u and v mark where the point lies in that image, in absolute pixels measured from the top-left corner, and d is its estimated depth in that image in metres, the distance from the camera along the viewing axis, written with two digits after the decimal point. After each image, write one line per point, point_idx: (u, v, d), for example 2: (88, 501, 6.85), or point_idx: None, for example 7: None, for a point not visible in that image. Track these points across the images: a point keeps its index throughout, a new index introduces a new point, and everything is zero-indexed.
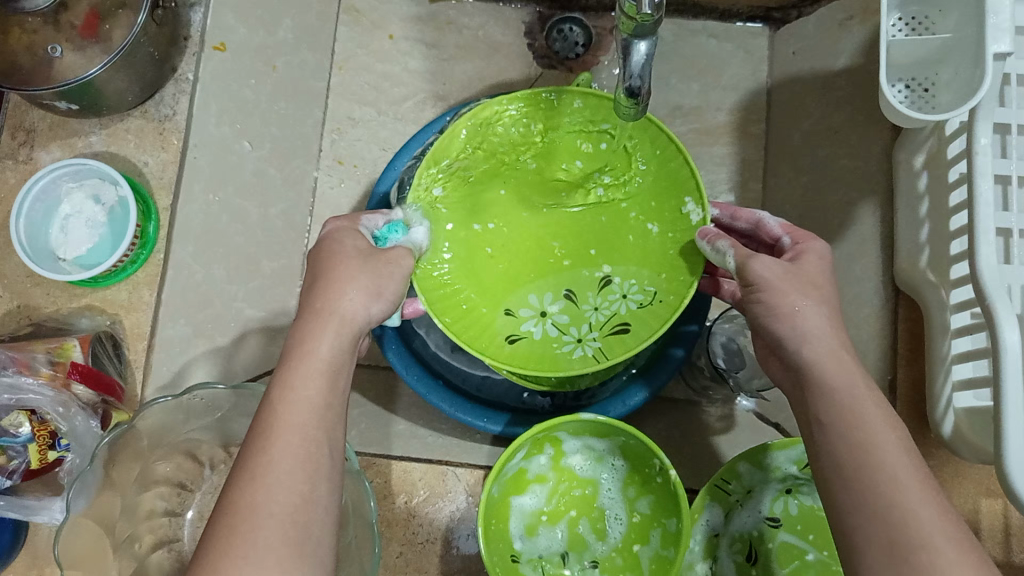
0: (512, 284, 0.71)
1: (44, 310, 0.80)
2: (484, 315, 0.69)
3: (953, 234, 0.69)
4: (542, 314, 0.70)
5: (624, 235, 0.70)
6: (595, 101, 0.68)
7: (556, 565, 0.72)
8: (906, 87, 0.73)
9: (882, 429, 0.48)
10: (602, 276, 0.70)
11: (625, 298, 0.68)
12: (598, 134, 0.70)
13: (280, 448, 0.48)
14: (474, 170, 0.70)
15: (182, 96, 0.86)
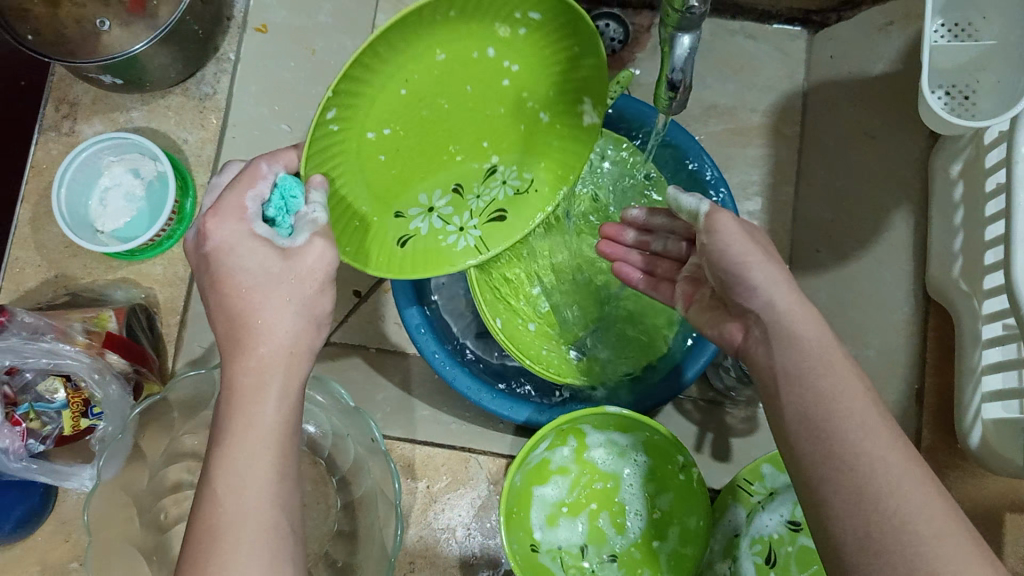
0: (405, 186, 0.59)
1: (80, 280, 0.81)
2: (372, 225, 0.59)
3: (988, 243, 0.69)
4: (429, 210, 0.63)
5: (520, 125, 0.62)
6: (550, 6, 0.51)
7: (575, 557, 0.72)
8: (946, 94, 0.72)
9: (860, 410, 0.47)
10: (488, 166, 0.64)
11: (505, 184, 0.66)
12: (522, 22, 0.53)
13: (228, 487, 0.45)
14: (374, 90, 0.51)
15: (223, 75, 0.87)
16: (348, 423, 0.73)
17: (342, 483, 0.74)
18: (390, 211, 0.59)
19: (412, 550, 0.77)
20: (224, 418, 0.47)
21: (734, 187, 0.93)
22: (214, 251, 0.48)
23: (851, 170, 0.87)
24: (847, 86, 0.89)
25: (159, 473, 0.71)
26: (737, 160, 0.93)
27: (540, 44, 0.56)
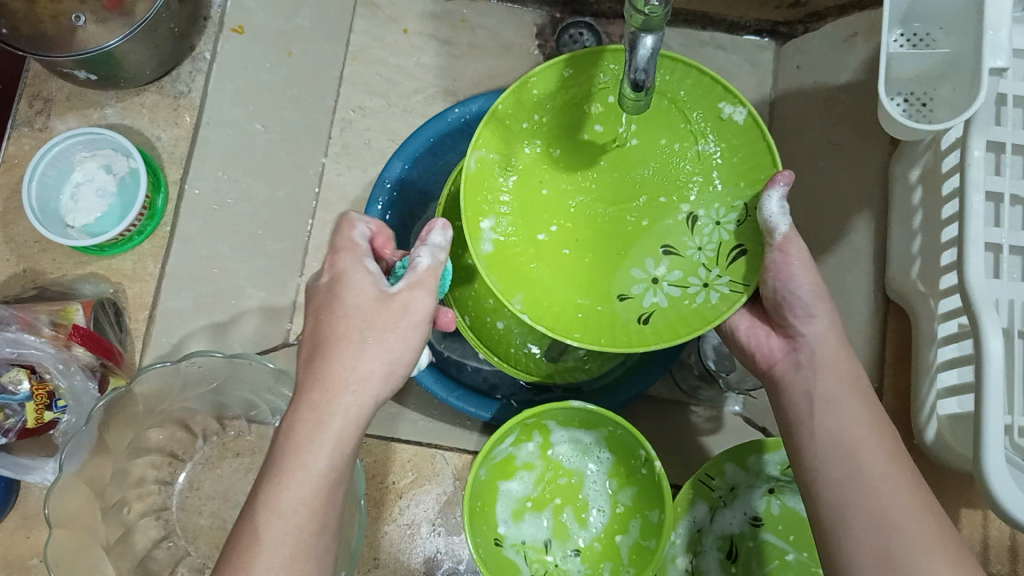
0: (613, 271, 0.69)
1: (49, 275, 0.81)
2: (600, 311, 0.66)
3: (943, 245, 0.70)
4: (654, 280, 0.67)
5: (678, 172, 0.68)
6: (640, 152, 0.70)
7: (539, 552, 0.73)
8: (905, 100, 0.75)
9: (878, 462, 0.54)
10: (685, 215, 0.68)
11: (718, 226, 0.65)
12: (641, 167, 0.70)
13: (277, 517, 0.49)
14: (578, 236, 0.71)
15: (199, 74, 0.88)
16: None
17: None
18: (568, 296, 0.67)
19: (376, 547, 0.77)
20: (316, 390, 0.52)
21: None
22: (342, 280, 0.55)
23: (814, 177, 0.89)
24: (812, 94, 0.92)
25: (124, 468, 0.71)
26: None
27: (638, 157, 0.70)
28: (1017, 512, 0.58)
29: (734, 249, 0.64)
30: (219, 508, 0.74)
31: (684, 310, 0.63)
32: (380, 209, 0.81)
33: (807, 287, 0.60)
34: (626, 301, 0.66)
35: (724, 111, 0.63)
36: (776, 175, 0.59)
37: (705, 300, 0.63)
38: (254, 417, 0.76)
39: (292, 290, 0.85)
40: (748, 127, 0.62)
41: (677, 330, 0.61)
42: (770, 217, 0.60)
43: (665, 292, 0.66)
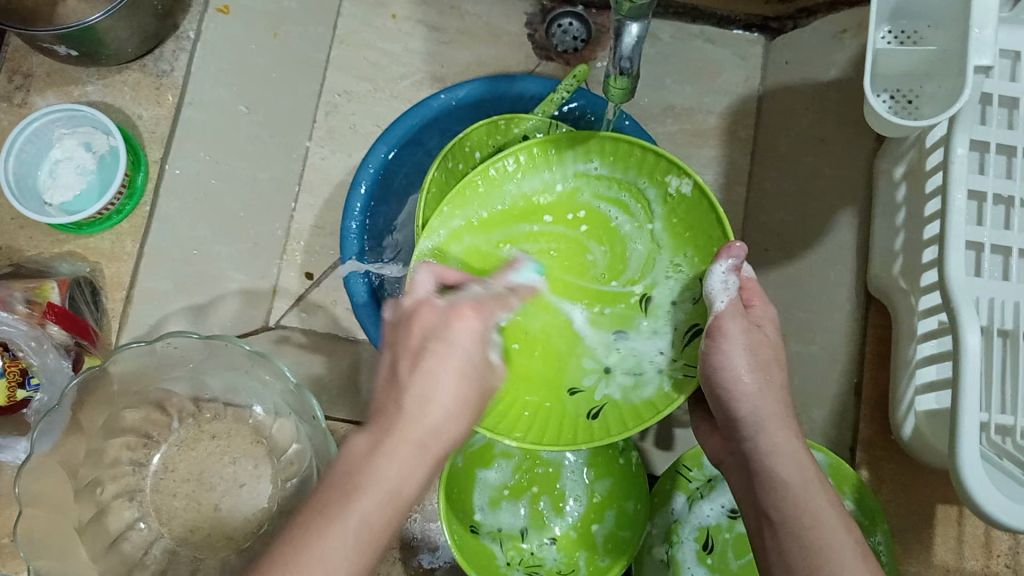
0: (566, 361, 0.69)
1: (27, 252, 0.81)
2: (550, 409, 0.67)
3: (926, 242, 0.70)
4: (604, 371, 0.67)
5: (613, 236, 0.71)
6: (587, 206, 0.71)
7: (515, 539, 0.74)
8: (891, 97, 0.75)
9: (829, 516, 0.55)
10: (637, 296, 0.69)
11: (670, 297, 0.68)
12: (578, 224, 0.72)
13: (348, 517, 0.44)
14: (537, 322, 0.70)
15: (182, 53, 0.87)
16: (290, 404, 0.72)
17: (283, 465, 0.74)
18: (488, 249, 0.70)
19: None
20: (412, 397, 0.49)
21: None
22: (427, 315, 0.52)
23: (800, 173, 0.89)
24: (801, 89, 0.91)
25: (99, 448, 0.70)
26: (692, 160, 0.98)
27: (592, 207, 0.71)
28: (989, 507, 0.58)
29: (692, 329, 0.67)
30: (193, 491, 0.74)
31: (638, 401, 0.65)
32: (362, 192, 0.81)
33: (752, 382, 0.62)
34: (577, 395, 0.68)
35: (670, 183, 0.67)
36: (729, 246, 0.62)
37: (656, 388, 0.65)
38: (231, 400, 0.75)
39: (271, 275, 0.85)
40: (694, 198, 0.66)
41: (627, 423, 0.63)
42: (713, 290, 0.64)
43: (615, 384, 0.67)
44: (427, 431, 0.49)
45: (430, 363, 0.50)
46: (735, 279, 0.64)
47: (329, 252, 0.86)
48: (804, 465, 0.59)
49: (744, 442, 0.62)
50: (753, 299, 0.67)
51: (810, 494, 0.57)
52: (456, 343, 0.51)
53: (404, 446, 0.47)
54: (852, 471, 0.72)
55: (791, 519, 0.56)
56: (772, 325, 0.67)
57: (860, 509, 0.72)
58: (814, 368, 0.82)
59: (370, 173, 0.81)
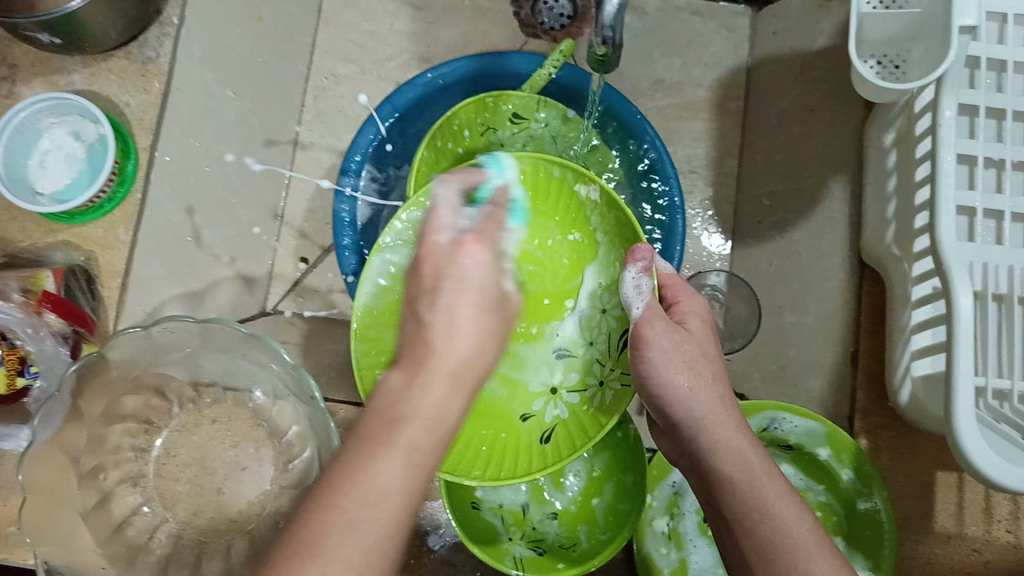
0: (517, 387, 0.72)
1: (18, 242, 0.78)
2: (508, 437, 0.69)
3: (918, 208, 0.69)
4: (554, 391, 0.72)
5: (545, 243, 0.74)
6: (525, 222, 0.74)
7: (517, 515, 0.77)
8: (878, 63, 0.76)
9: (777, 499, 0.57)
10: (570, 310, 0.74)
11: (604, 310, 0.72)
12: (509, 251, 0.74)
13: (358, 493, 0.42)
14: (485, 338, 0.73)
15: (167, 38, 0.84)
16: (289, 385, 0.73)
17: (284, 448, 0.74)
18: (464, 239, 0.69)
19: None
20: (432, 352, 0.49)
21: (680, 161, 1.00)
22: (456, 258, 0.53)
23: (790, 143, 0.89)
24: (789, 60, 0.91)
25: (98, 435, 0.70)
26: (682, 134, 0.99)
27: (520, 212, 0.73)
28: (987, 468, 0.57)
29: (623, 336, 0.71)
30: (196, 475, 0.73)
31: (582, 415, 0.69)
32: (353, 176, 0.83)
33: (683, 383, 0.64)
34: (530, 420, 0.70)
35: (579, 191, 0.71)
36: (634, 251, 0.66)
37: (607, 397, 0.70)
38: (231, 383, 0.75)
39: (267, 260, 0.90)
40: (602, 203, 0.70)
41: (577, 441, 0.67)
42: (629, 295, 0.67)
43: (564, 402, 0.71)
44: (453, 363, 0.49)
45: (445, 300, 0.51)
46: (648, 282, 0.67)
47: (322, 238, 0.93)
48: (751, 461, 0.59)
49: (687, 443, 0.63)
50: (679, 295, 0.70)
51: (759, 490, 0.57)
52: (468, 280, 0.52)
53: (436, 378, 0.48)
54: (850, 438, 0.72)
55: (743, 521, 0.57)
56: (701, 319, 0.68)
57: (857, 474, 0.73)
58: (808, 336, 0.82)
59: (360, 156, 0.83)
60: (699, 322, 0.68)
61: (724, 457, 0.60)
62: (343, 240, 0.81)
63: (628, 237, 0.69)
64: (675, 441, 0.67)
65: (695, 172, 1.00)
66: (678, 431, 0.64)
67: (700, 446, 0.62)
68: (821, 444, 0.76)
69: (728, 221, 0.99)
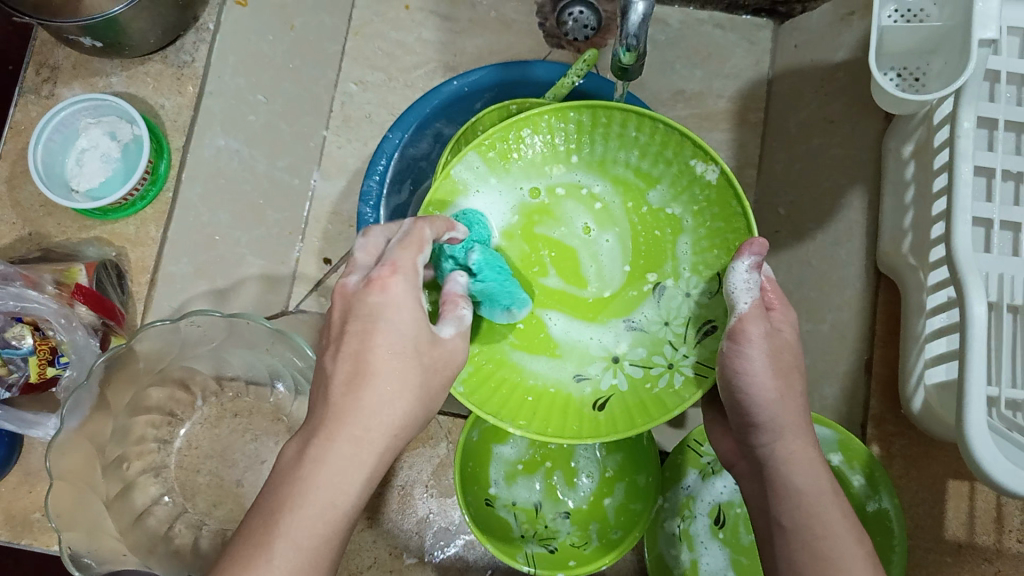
0: (576, 345, 0.71)
1: (55, 238, 0.82)
2: (559, 396, 0.68)
3: (934, 218, 0.69)
4: (616, 360, 0.70)
5: (639, 211, 0.72)
6: (615, 180, 0.72)
7: (530, 513, 0.78)
8: (897, 76, 0.75)
9: (836, 514, 0.56)
10: (651, 285, 0.71)
11: (686, 296, 0.69)
12: (590, 198, 0.73)
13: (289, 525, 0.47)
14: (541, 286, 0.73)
15: (202, 44, 0.88)
16: (309, 379, 0.74)
17: None
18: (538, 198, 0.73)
19: (369, 507, 0.83)
20: (337, 406, 0.51)
21: None
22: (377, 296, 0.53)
23: (809, 154, 0.90)
24: (810, 72, 0.92)
25: (125, 426, 0.72)
26: (702, 144, 1.01)
27: (607, 164, 0.72)
28: (1001, 477, 0.57)
29: (706, 325, 0.67)
30: (217, 467, 0.77)
31: (647, 393, 0.67)
32: (377, 180, 0.84)
33: (773, 389, 0.62)
34: (586, 382, 0.69)
35: (696, 168, 0.67)
36: (751, 243, 0.62)
37: (667, 381, 0.67)
38: (253, 378, 0.78)
39: (291, 260, 0.94)
40: (717, 185, 0.66)
41: (634, 417, 0.65)
42: (734, 290, 0.63)
43: (625, 373, 0.69)
44: (358, 423, 0.50)
45: (361, 335, 0.52)
46: (758, 279, 0.63)
47: (347, 240, 0.96)
48: (820, 475, 0.59)
49: (756, 447, 0.62)
50: (774, 303, 0.65)
51: (825, 502, 0.57)
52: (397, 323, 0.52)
53: (366, 434, 0.50)
54: (862, 444, 0.74)
55: (802, 528, 0.56)
56: (793, 330, 0.65)
57: (867, 480, 0.74)
58: (823, 346, 0.82)
59: (384, 161, 0.84)
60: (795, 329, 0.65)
61: (799, 473, 0.59)
62: None
63: (738, 226, 0.65)
64: (738, 446, 0.67)
65: None
66: (756, 435, 0.62)
67: (774, 455, 0.61)
68: (834, 450, 0.77)
69: None
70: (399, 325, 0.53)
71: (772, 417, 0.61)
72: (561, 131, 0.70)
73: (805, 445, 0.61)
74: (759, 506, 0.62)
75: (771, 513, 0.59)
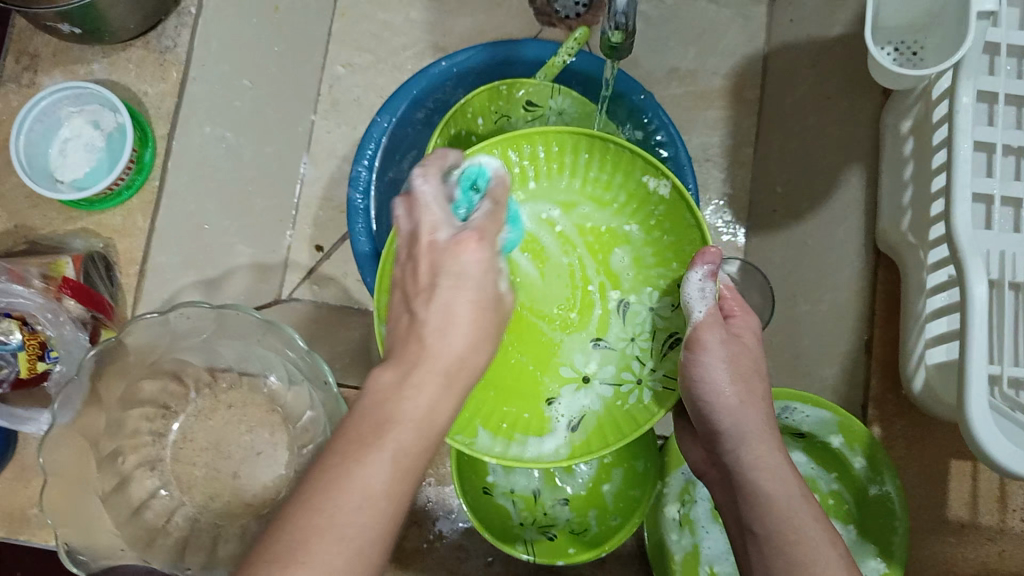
0: (545, 366, 0.71)
1: (41, 231, 0.81)
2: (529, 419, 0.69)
3: (934, 195, 0.68)
4: (585, 378, 0.71)
5: (597, 230, 0.73)
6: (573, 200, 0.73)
7: (528, 500, 0.77)
8: (895, 50, 0.74)
9: (809, 516, 0.57)
10: (615, 302, 0.72)
11: (649, 309, 0.71)
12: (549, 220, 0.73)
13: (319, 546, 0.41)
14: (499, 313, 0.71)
15: (184, 28, 0.86)
16: (303, 369, 0.73)
17: (297, 432, 0.74)
18: None
19: None
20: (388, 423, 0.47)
21: (695, 150, 1.00)
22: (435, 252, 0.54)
23: (806, 131, 0.89)
24: (805, 48, 0.91)
25: (117, 419, 0.71)
26: (697, 123, 0.99)
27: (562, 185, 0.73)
28: (1000, 456, 0.57)
29: (672, 337, 0.70)
30: (212, 459, 0.74)
31: (618, 412, 0.68)
32: (366, 164, 0.83)
33: (733, 394, 0.64)
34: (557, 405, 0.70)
35: (647, 185, 0.69)
36: (705, 253, 0.65)
37: (638, 399, 0.69)
38: (245, 369, 0.76)
39: (282, 249, 0.93)
40: (672, 200, 0.68)
41: (607, 436, 0.66)
42: (691, 298, 0.67)
43: (595, 393, 0.70)
44: (448, 362, 0.51)
45: (445, 299, 0.53)
46: (712, 286, 0.67)
47: (337, 226, 0.94)
48: (788, 477, 0.60)
49: (724, 455, 0.63)
50: (734, 309, 0.70)
51: (794, 505, 0.58)
52: (466, 275, 0.54)
53: (387, 452, 0.45)
54: (863, 427, 0.72)
55: (774, 534, 0.57)
56: (754, 336, 0.69)
57: (868, 461, 0.73)
58: (822, 326, 0.82)
59: (373, 146, 0.83)
60: (750, 332, 0.69)
61: (765, 478, 0.60)
62: (356, 223, 0.82)
63: (691, 239, 0.68)
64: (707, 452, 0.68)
65: (710, 162, 1.00)
66: (721, 443, 0.64)
67: (739, 462, 0.62)
68: (833, 433, 0.76)
69: (742, 211, 0.99)
70: (466, 296, 0.53)
71: (738, 423, 0.63)
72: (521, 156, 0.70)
73: (775, 451, 0.62)
74: (731, 509, 0.63)
75: (744, 518, 0.60)
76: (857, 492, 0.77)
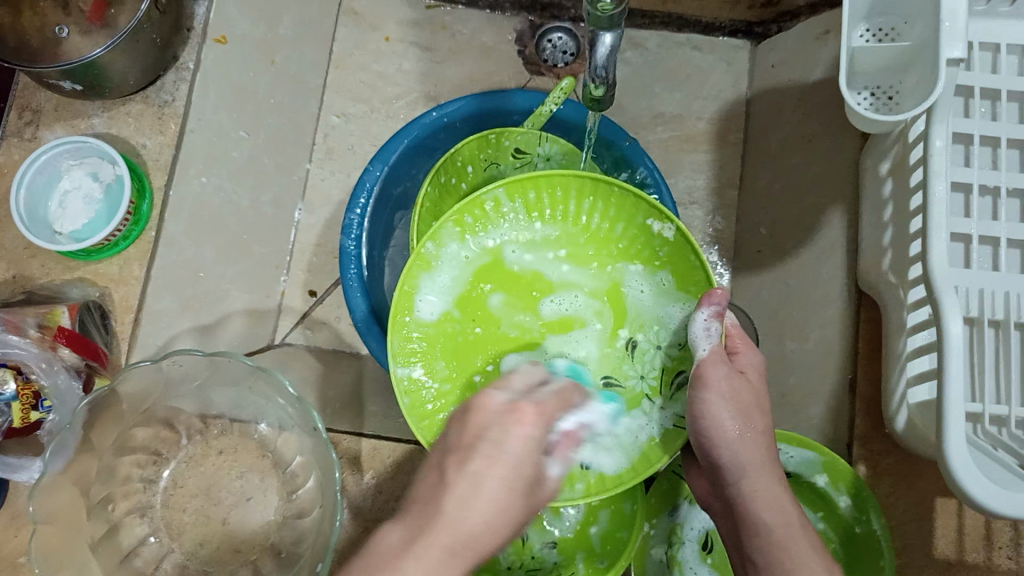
0: None
1: (37, 280, 0.86)
2: None
3: (913, 236, 0.68)
4: None
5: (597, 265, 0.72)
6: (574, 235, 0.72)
7: (517, 544, 0.78)
8: (872, 95, 0.75)
9: (810, 554, 0.59)
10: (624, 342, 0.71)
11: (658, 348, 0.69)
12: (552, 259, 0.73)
13: None
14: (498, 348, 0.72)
15: (182, 83, 0.92)
16: (292, 417, 0.74)
17: (288, 477, 0.77)
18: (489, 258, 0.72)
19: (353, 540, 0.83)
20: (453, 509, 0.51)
21: (681, 192, 1.02)
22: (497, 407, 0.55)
23: (790, 172, 0.90)
24: (788, 91, 0.93)
25: (110, 465, 0.72)
26: (683, 166, 1.02)
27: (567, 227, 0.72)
28: (980, 497, 0.56)
29: (678, 374, 0.68)
30: (202, 505, 0.76)
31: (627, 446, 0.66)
32: (358, 214, 0.84)
33: (734, 429, 0.64)
34: None
35: (652, 228, 0.68)
36: (711, 294, 0.62)
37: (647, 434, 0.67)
38: (237, 416, 0.78)
39: (276, 293, 0.93)
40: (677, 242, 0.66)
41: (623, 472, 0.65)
42: (695, 337, 0.64)
43: None
44: (457, 537, 0.50)
45: (476, 468, 0.52)
46: (718, 327, 0.64)
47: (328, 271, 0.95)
48: (787, 509, 0.61)
49: (725, 488, 0.64)
50: (738, 346, 0.69)
51: (793, 538, 0.60)
52: (507, 450, 0.53)
53: (436, 541, 0.50)
54: (847, 466, 0.73)
55: (773, 563, 0.60)
56: (759, 373, 0.68)
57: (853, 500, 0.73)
58: (808, 365, 0.82)
59: (365, 196, 0.84)
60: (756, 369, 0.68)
61: (763, 508, 0.62)
62: (349, 272, 0.83)
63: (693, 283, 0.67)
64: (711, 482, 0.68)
65: (696, 203, 1.02)
66: (723, 478, 0.65)
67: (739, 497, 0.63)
68: (818, 472, 0.76)
69: (729, 252, 1.01)
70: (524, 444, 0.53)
71: (738, 458, 0.64)
72: (522, 200, 0.71)
73: (774, 484, 0.63)
74: (732, 538, 0.65)
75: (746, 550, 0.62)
76: (844, 532, 0.78)
